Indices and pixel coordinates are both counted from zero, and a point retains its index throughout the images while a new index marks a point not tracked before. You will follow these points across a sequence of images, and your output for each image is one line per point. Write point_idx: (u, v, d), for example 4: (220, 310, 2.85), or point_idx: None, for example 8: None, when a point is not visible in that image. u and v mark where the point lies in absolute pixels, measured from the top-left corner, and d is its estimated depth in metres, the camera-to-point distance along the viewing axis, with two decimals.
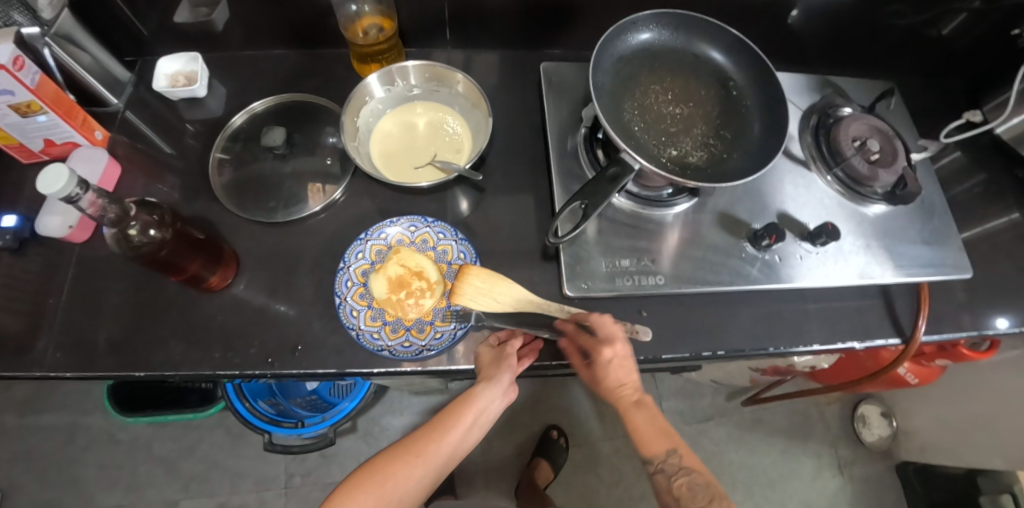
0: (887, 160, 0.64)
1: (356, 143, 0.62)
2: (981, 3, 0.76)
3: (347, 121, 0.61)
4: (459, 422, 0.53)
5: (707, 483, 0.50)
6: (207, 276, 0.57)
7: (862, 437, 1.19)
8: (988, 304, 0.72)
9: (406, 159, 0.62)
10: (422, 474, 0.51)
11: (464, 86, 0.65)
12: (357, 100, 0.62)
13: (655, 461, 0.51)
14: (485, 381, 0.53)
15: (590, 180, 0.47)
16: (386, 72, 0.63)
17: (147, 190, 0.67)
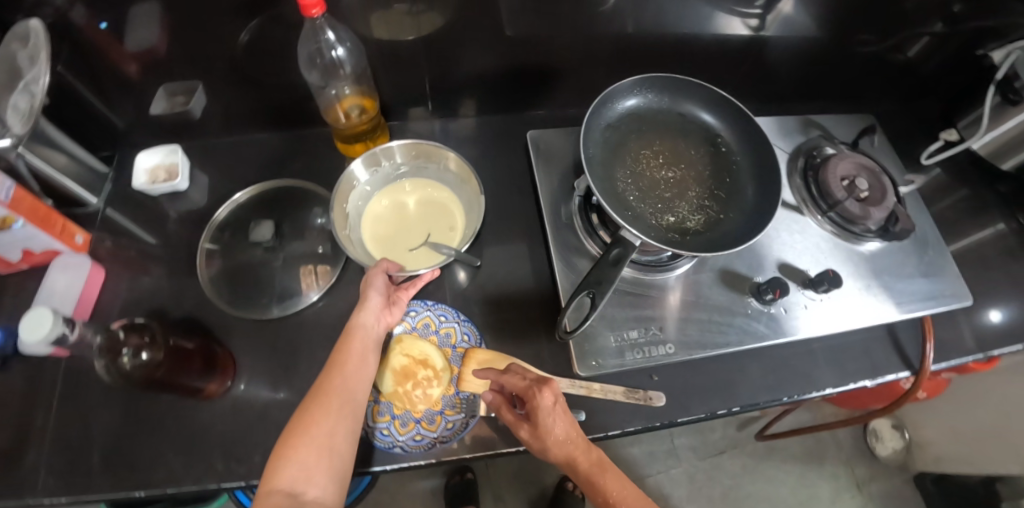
0: (877, 197, 0.65)
1: (347, 230, 0.60)
2: (943, 26, 0.78)
3: (338, 208, 0.60)
4: (349, 354, 0.49)
5: None
6: (203, 385, 0.55)
7: (877, 452, 1.19)
8: (988, 326, 0.72)
9: (398, 243, 0.60)
10: (337, 423, 0.45)
11: (455, 162, 0.65)
12: (346, 186, 0.62)
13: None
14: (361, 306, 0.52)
15: (594, 265, 0.47)
16: (372, 155, 0.63)
17: (133, 287, 0.64)
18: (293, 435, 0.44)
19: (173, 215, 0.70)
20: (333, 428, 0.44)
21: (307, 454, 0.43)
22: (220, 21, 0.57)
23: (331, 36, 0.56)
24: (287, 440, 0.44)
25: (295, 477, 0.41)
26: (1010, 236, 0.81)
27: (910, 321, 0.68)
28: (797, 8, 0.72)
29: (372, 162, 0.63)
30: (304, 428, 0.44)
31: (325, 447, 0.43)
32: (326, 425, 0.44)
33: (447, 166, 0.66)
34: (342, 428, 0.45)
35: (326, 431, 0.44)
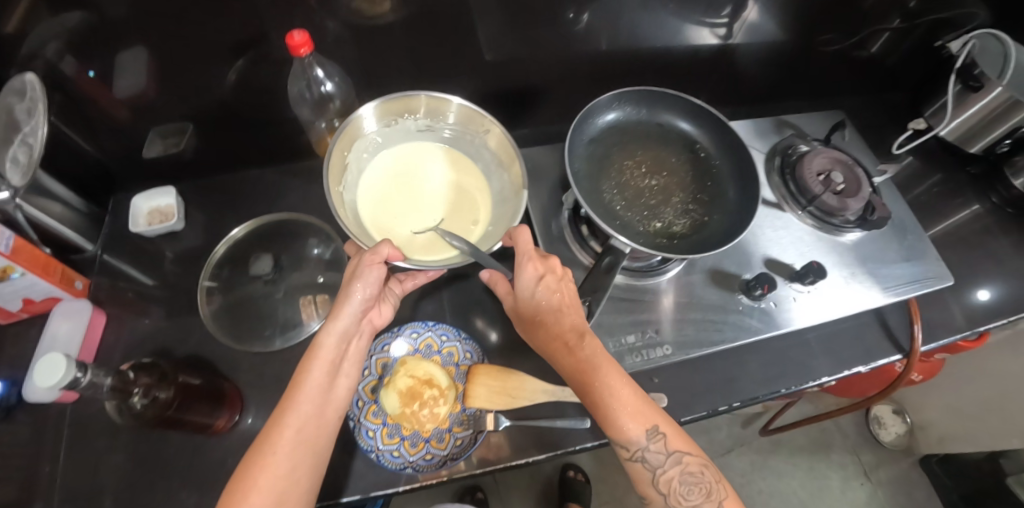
0: (853, 189, 0.68)
1: (342, 187, 0.54)
2: (900, 22, 0.83)
3: (338, 156, 0.54)
4: (313, 378, 0.46)
5: (696, 468, 0.46)
6: (212, 421, 0.55)
7: (881, 439, 1.20)
8: (971, 305, 0.75)
9: (403, 217, 0.55)
10: (292, 466, 0.43)
11: (496, 138, 0.59)
12: (353, 132, 0.56)
13: (635, 449, 0.46)
14: (333, 316, 0.48)
15: (589, 274, 0.51)
16: (399, 99, 0.57)
17: (136, 329, 0.65)
18: (251, 463, 0.43)
19: (169, 255, 0.71)
20: (296, 462, 0.44)
21: (264, 489, 0.42)
22: (210, 64, 0.59)
23: (319, 72, 0.60)
24: (245, 468, 0.43)
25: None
26: (984, 216, 0.85)
27: (896, 305, 0.71)
28: (762, 16, 0.76)
29: (391, 111, 0.58)
30: (261, 458, 0.43)
31: (286, 480, 0.43)
32: (283, 456, 0.43)
33: (486, 143, 0.60)
34: (305, 461, 0.44)
35: (284, 465, 0.43)
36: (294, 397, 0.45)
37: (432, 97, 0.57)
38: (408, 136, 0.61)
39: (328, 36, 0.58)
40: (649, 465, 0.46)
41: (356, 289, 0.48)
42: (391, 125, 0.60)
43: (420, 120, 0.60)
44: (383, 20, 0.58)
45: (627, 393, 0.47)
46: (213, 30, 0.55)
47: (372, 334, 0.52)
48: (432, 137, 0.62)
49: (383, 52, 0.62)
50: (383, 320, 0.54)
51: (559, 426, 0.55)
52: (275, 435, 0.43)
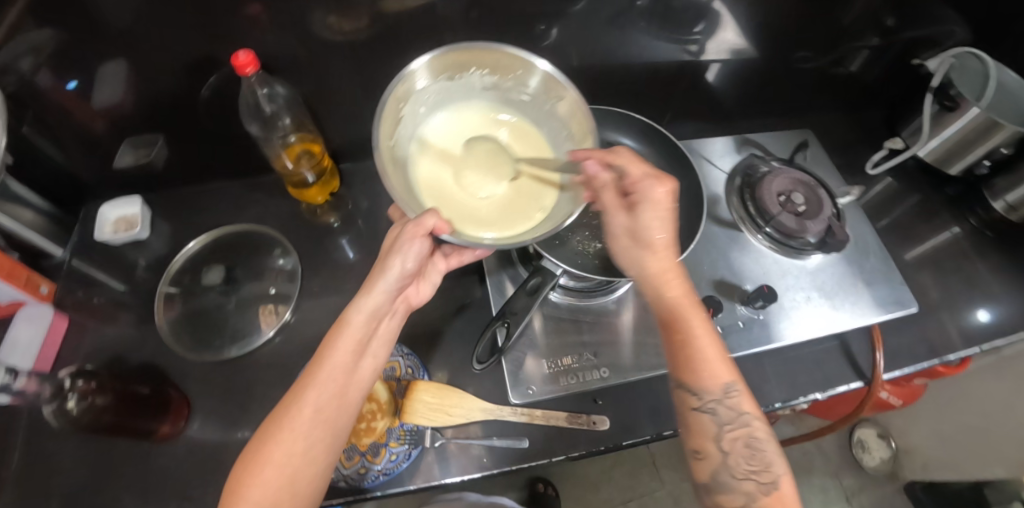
0: (814, 211, 0.66)
1: (393, 140, 0.52)
2: (879, 40, 0.81)
3: (394, 109, 0.52)
4: (338, 356, 0.45)
5: (765, 436, 0.46)
6: (155, 426, 0.57)
7: (865, 463, 1.17)
8: (943, 331, 0.73)
9: (457, 181, 0.55)
10: (310, 446, 0.42)
11: (569, 108, 0.56)
12: (411, 83, 0.53)
13: (706, 398, 0.46)
14: (367, 291, 0.47)
15: (512, 294, 0.52)
16: (469, 50, 0.53)
17: (98, 333, 0.67)
18: (269, 435, 0.42)
19: (139, 262, 0.73)
20: (314, 440, 0.43)
21: (280, 464, 0.41)
22: (180, 77, 0.61)
23: (265, 90, 0.61)
24: (265, 438, 0.42)
25: (266, 491, 0.40)
26: (963, 239, 0.83)
27: (858, 331, 0.69)
28: (735, 33, 0.75)
29: (456, 64, 0.55)
30: (280, 431, 0.42)
31: (302, 458, 0.42)
32: (300, 433, 0.42)
33: (555, 109, 0.58)
34: (324, 440, 0.43)
35: (302, 442, 0.42)
36: (314, 375, 0.44)
37: (504, 54, 0.53)
38: (470, 93, 0.59)
39: (293, 51, 0.60)
40: (717, 419, 0.46)
41: (394, 263, 0.47)
42: (454, 77, 0.57)
43: (487, 76, 0.57)
44: (343, 38, 0.60)
45: (711, 343, 0.48)
46: (176, 47, 0.57)
47: (405, 313, 0.51)
48: (496, 95, 0.60)
49: (345, 69, 0.64)
50: (420, 299, 0.54)
51: (496, 445, 0.55)
52: (295, 410, 0.42)
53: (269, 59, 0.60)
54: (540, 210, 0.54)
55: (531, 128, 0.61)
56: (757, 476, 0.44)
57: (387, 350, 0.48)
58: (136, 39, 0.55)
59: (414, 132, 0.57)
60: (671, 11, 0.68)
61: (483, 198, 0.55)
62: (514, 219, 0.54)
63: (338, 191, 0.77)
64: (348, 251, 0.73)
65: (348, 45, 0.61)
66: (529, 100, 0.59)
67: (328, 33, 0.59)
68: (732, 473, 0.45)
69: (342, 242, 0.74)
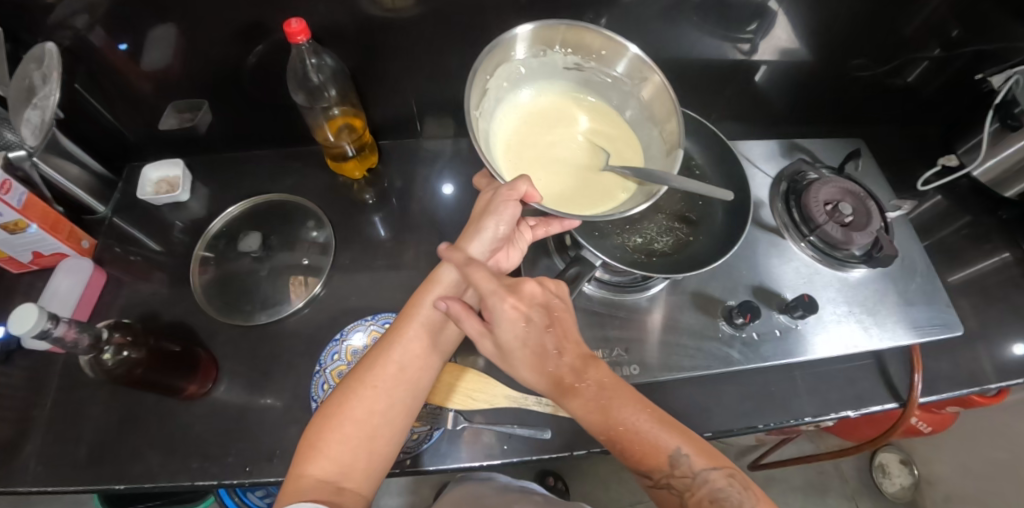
0: (861, 223, 0.64)
1: (480, 112, 0.53)
2: (941, 52, 0.78)
3: (482, 80, 0.52)
4: (425, 316, 0.49)
5: (730, 480, 0.42)
6: (185, 385, 0.58)
7: (884, 489, 1.14)
8: (985, 361, 0.70)
9: (541, 158, 0.55)
10: (391, 403, 0.45)
11: (652, 92, 0.56)
12: (500, 56, 0.53)
13: (667, 463, 0.43)
14: (459, 253, 0.51)
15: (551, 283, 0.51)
16: (560, 27, 0.53)
17: (134, 290, 0.68)
18: (352, 389, 0.45)
19: (177, 224, 0.73)
20: (395, 399, 0.45)
21: (360, 419, 0.43)
22: (232, 45, 0.61)
23: (315, 60, 0.59)
24: (348, 392, 0.45)
25: (344, 446, 0.42)
26: (1013, 266, 0.79)
27: (897, 351, 0.67)
28: (790, 35, 0.73)
29: (543, 41, 0.55)
30: (363, 386, 0.45)
31: (382, 416, 0.44)
32: (382, 390, 0.45)
33: (637, 92, 0.58)
34: (404, 400, 0.45)
35: (383, 401, 0.44)
36: (401, 333, 0.48)
37: (593, 33, 0.53)
38: (551, 72, 0.59)
39: (343, 24, 0.60)
40: (675, 492, 0.43)
41: (488, 225, 0.50)
42: (538, 55, 0.57)
43: (570, 56, 0.57)
44: (393, 14, 0.59)
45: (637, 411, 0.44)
46: (230, 13, 0.57)
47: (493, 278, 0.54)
48: (576, 76, 0.60)
49: (391, 45, 0.63)
50: (508, 265, 0.56)
51: (516, 433, 0.55)
52: (381, 366, 0.46)
53: (318, 30, 0.60)
54: (625, 188, 0.54)
55: (610, 111, 0.61)
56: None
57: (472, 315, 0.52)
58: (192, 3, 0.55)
59: (495, 106, 0.57)
60: (726, 7, 0.66)
61: (569, 175, 0.54)
62: (599, 198, 0.53)
63: (375, 167, 0.77)
64: (380, 229, 0.73)
65: (397, 22, 0.60)
66: (610, 83, 0.59)
67: (379, 9, 0.58)
68: None
69: (375, 219, 0.74)
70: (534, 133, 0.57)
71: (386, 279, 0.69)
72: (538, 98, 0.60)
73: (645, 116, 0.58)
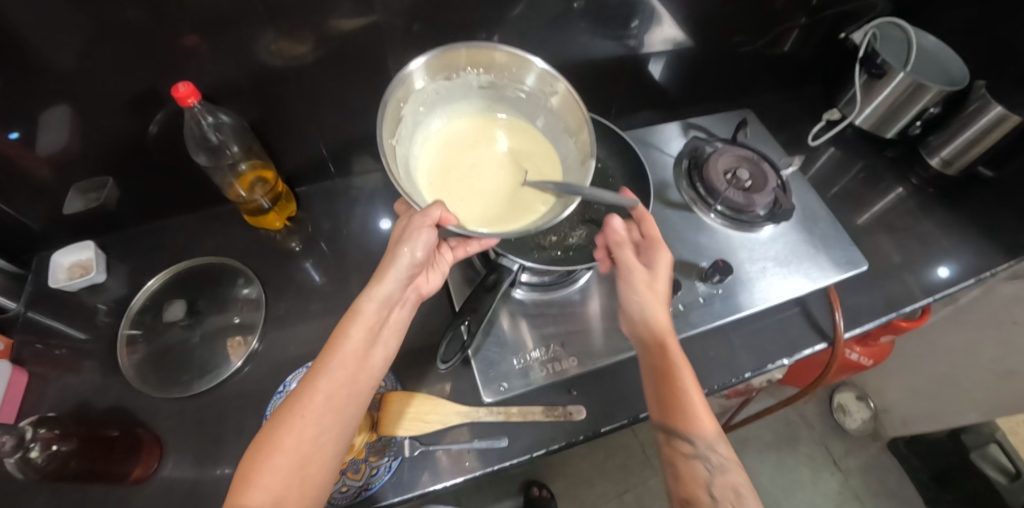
0: (760, 185, 0.69)
1: (397, 140, 0.53)
2: (806, 19, 0.86)
3: (395, 110, 0.53)
4: (351, 342, 0.48)
5: (750, 492, 0.47)
6: (129, 469, 0.56)
7: (846, 426, 1.21)
8: (896, 288, 0.77)
9: (460, 181, 0.56)
10: (322, 429, 0.45)
11: (563, 104, 0.57)
12: (409, 84, 0.53)
13: (702, 444, 0.49)
14: (378, 280, 0.51)
15: (473, 293, 0.52)
16: (467, 50, 0.54)
17: (61, 384, 0.65)
18: (281, 419, 0.44)
19: (100, 307, 0.70)
20: (326, 426, 0.45)
21: (291, 449, 0.43)
22: (132, 116, 0.60)
23: (209, 120, 0.59)
24: (278, 422, 0.44)
25: (276, 475, 0.42)
26: (907, 198, 0.87)
27: (816, 294, 0.72)
28: (670, 25, 0.78)
29: (451, 64, 0.55)
30: (293, 417, 0.44)
31: (313, 444, 0.44)
32: (312, 419, 0.44)
33: (551, 104, 0.59)
34: (335, 426, 0.45)
35: (313, 429, 0.44)
36: (328, 362, 0.47)
37: (499, 52, 0.53)
38: (466, 92, 0.60)
39: (244, 79, 0.60)
40: (705, 466, 0.48)
41: (403, 252, 0.49)
42: (451, 77, 0.57)
43: (484, 75, 0.58)
44: (285, 62, 0.60)
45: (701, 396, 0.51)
46: (118, 85, 0.56)
47: (415, 301, 0.55)
48: (493, 93, 0.60)
49: (292, 91, 0.64)
50: (429, 288, 0.57)
51: (473, 447, 0.56)
52: (309, 395, 0.45)
53: (221, 87, 0.60)
54: (544, 202, 0.54)
55: (529, 126, 0.62)
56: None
57: (397, 339, 0.52)
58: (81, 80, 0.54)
59: (414, 132, 0.58)
60: (606, 9, 0.71)
61: (490, 194, 0.56)
62: (519, 215, 0.54)
63: (294, 215, 0.78)
64: (314, 274, 0.73)
65: (292, 68, 0.61)
66: (525, 98, 0.60)
67: (270, 58, 0.59)
68: None
69: (306, 265, 0.74)
70: (456, 156, 0.59)
71: (324, 323, 0.69)
72: (457, 121, 0.62)
73: (560, 127, 0.59)
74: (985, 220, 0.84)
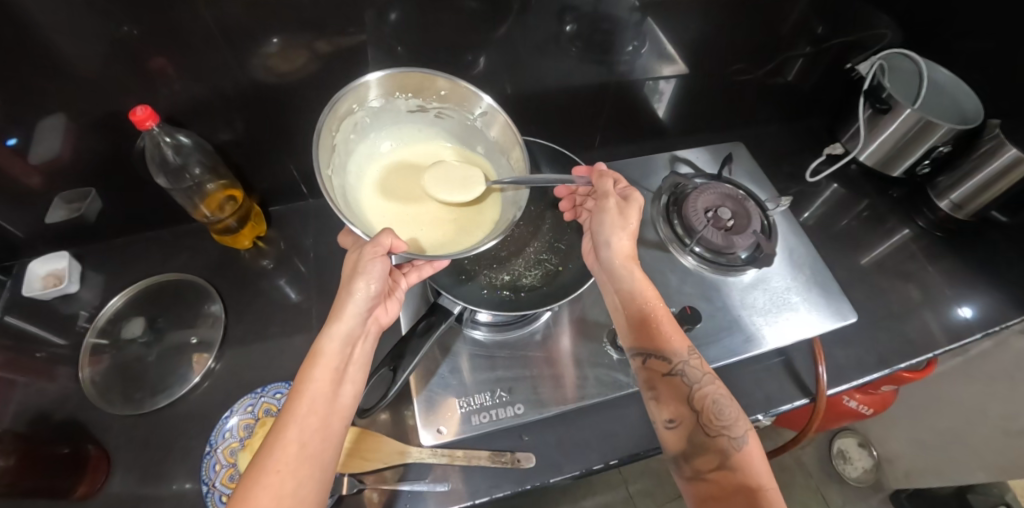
0: (741, 225, 0.66)
1: (331, 170, 0.51)
2: (811, 48, 0.81)
3: (327, 139, 0.51)
4: (316, 384, 0.44)
5: (730, 397, 0.47)
6: (72, 487, 0.55)
7: (847, 475, 1.15)
8: (899, 339, 0.71)
9: (402, 207, 0.56)
10: (300, 481, 0.40)
11: (497, 129, 0.58)
12: (342, 111, 0.52)
13: (678, 359, 0.47)
14: (337, 318, 0.47)
15: (403, 335, 0.51)
16: (396, 76, 0.53)
17: (29, 391, 0.63)
18: (251, 481, 0.39)
19: (80, 314, 0.70)
20: (303, 478, 0.40)
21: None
22: (116, 127, 0.59)
23: (168, 141, 0.60)
24: (245, 485, 0.39)
25: None
26: (913, 241, 0.82)
27: (801, 344, 0.68)
28: (667, 52, 0.75)
29: (383, 91, 0.54)
30: (264, 474, 0.39)
31: (291, 502, 0.39)
32: (288, 472, 0.40)
33: (483, 129, 0.60)
34: (313, 478, 0.41)
35: (290, 484, 0.39)
36: (294, 410, 0.43)
37: (428, 78, 0.54)
38: (398, 117, 0.59)
39: (228, 95, 0.60)
40: (687, 379, 0.47)
41: (359, 286, 0.47)
42: (379, 102, 0.56)
43: (412, 100, 0.57)
44: (263, 82, 0.60)
45: (670, 317, 0.51)
46: (91, 101, 0.55)
47: (377, 333, 0.52)
48: (423, 115, 0.60)
49: (270, 109, 0.64)
50: (388, 318, 0.54)
51: (415, 488, 0.53)
52: (279, 448, 0.40)
53: (210, 98, 0.60)
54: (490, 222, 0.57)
55: (464, 149, 0.63)
56: (728, 432, 0.44)
57: (364, 374, 0.48)
58: (64, 91, 0.53)
59: (347, 159, 0.56)
60: (596, 36, 0.68)
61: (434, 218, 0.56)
62: (465, 235, 0.55)
63: (265, 234, 0.79)
64: (288, 292, 0.74)
65: (270, 86, 0.61)
66: (459, 121, 0.60)
67: (246, 77, 0.59)
68: (705, 432, 0.44)
69: (280, 283, 0.75)
70: (393, 184, 0.58)
71: (286, 343, 0.69)
72: (394, 145, 0.61)
73: (495, 151, 0.60)
74: (999, 269, 0.78)
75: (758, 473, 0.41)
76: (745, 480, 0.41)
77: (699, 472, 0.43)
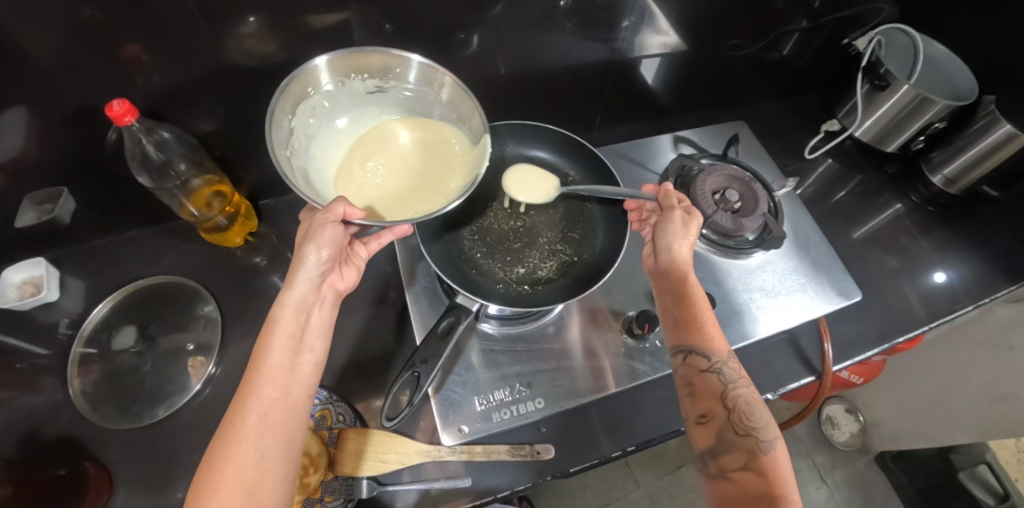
0: (749, 208, 0.65)
1: (289, 152, 0.48)
2: (807, 23, 0.80)
3: (282, 122, 0.48)
4: (273, 356, 0.42)
5: (762, 401, 0.46)
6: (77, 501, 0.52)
7: (835, 440, 1.21)
8: (896, 312, 0.73)
9: (362, 186, 0.52)
10: (263, 453, 0.38)
11: (449, 91, 0.54)
12: (297, 92, 0.49)
13: (715, 358, 0.47)
14: (288, 286, 0.45)
15: (424, 338, 0.50)
16: (345, 56, 0.50)
17: (13, 408, 0.59)
18: (216, 454, 0.37)
19: (62, 321, 0.66)
20: (267, 448, 0.38)
21: (234, 482, 0.36)
22: (88, 122, 0.54)
23: (152, 138, 0.56)
24: (211, 458, 0.37)
25: None
26: (906, 216, 0.84)
27: (808, 325, 0.68)
28: (665, 28, 0.73)
29: (337, 72, 0.51)
30: (228, 446, 0.38)
31: (257, 470, 0.37)
32: (251, 443, 0.38)
33: (440, 96, 0.55)
34: (277, 448, 0.39)
35: (252, 455, 0.38)
36: (253, 383, 0.41)
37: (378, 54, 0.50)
38: (359, 101, 0.55)
39: (208, 83, 0.56)
40: (723, 378, 0.47)
41: (309, 252, 0.45)
42: (337, 85, 0.52)
43: (369, 80, 0.53)
44: (244, 67, 0.56)
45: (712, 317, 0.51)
46: (58, 95, 0.50)
47: (335, 300, 0.49)
48: (382, 98, 0.56)
49: (254, 97, 0.60)
50: (346, 285, 0.51)
51: (435, 488, 0.52)
52: (238, 422, 0.38)
53: (193, 87, 0.56)
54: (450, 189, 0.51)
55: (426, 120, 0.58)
56: (757, 433, 0.44)
57: (325, 343, 0.46)
58: (27, 86, 0.48)
59: (310, 145, 0.52)
60: (594, 11, 0.65)
61: (394, 192, 0.52)
62: (423, 203, 0.50)
63: (257, 230, 0.75)
64: None
65: (252, 71, 0.57)
66: (414, 94, 0.56)
67: (224, 63, 0.55)
68: (735, 431, 0.44)
69: (274, 280, 0.72)
70: (355, 164, 0.53)
71: None
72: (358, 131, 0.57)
73: (454, 117, 0.56)
74: (987, 241, 0.81)
75: (783, 479, 0.41)
76: (768, 483, 0.41)
77: (725, 470, 0.43)
